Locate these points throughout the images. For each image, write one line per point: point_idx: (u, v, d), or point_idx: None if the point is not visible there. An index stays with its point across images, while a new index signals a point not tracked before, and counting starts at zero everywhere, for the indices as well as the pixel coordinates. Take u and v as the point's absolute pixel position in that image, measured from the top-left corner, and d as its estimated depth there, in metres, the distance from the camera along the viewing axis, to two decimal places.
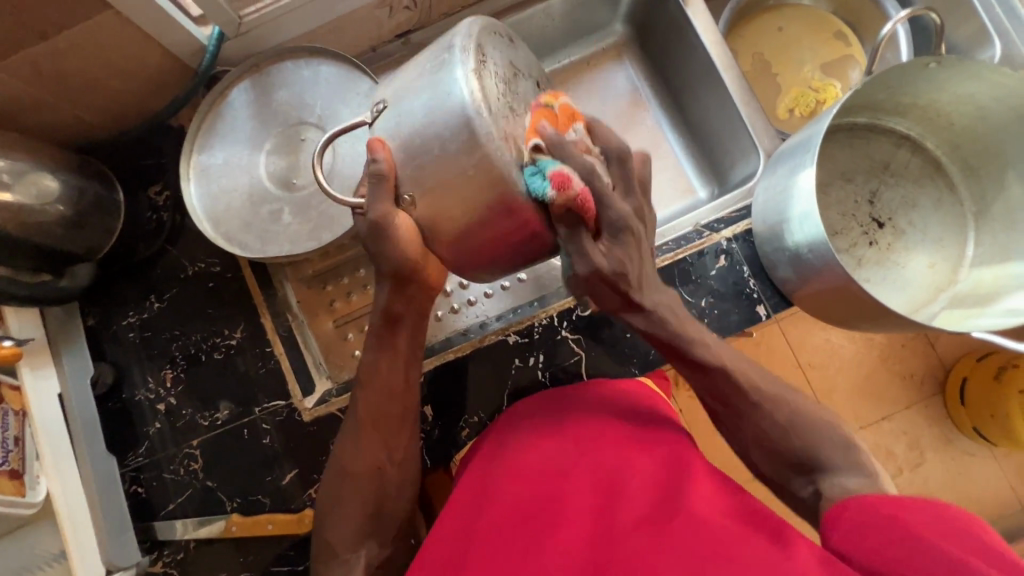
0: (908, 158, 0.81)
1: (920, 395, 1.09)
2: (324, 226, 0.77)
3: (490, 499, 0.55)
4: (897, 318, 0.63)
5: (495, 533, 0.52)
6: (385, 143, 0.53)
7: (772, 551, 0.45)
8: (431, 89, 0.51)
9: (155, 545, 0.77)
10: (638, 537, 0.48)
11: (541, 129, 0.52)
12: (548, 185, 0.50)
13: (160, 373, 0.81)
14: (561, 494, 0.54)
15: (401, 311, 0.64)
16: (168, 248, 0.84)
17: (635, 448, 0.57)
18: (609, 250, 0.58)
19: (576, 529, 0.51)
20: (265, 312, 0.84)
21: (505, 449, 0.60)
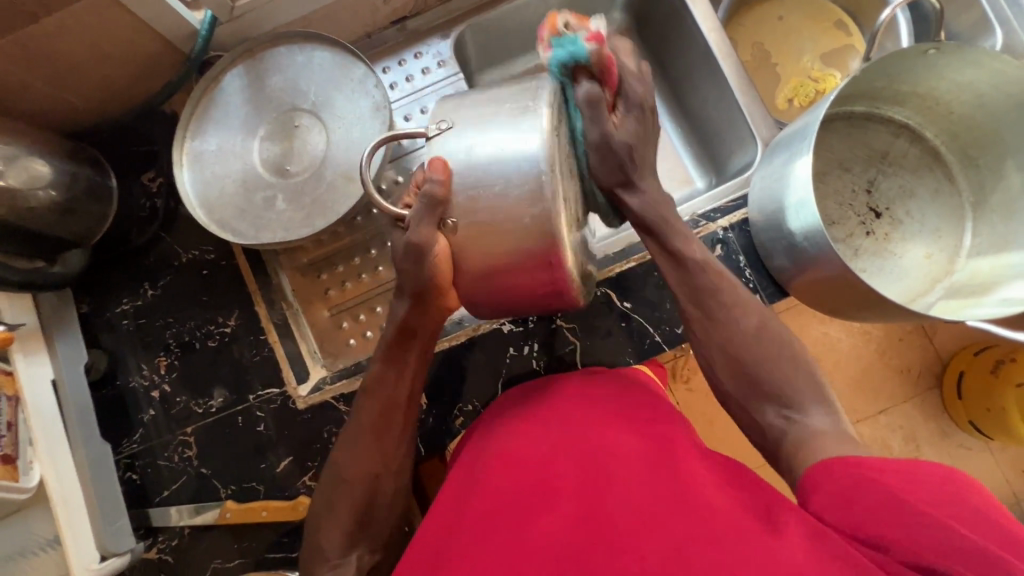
0: (907, 148, 0.81)
1: (916, 388, 1.09)
2: (318, 213, 0.76)
3: (479, 480, 0.55)
4: (891, 306, 0.63)
5: (486, 513, 0.51)
6: (448, 164, 0.53)
7: (763, 532, 0.45)
8: (513, 137, 0.52)
9: (150, 531, 0.78)
10: (628, 517, 0.48)
11: (565, 14, 0.55)
12: (586, 43, 0.55)
13: (154, 361, 0.81)
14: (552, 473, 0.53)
15: (416, 327, 0.64)
16: (161, 234, 0.84)
17: (625, 429, 0.57)
18: (622, 122, 0.62)
19: (566, 507, 0.50)
20: (259, 300, 0.83)
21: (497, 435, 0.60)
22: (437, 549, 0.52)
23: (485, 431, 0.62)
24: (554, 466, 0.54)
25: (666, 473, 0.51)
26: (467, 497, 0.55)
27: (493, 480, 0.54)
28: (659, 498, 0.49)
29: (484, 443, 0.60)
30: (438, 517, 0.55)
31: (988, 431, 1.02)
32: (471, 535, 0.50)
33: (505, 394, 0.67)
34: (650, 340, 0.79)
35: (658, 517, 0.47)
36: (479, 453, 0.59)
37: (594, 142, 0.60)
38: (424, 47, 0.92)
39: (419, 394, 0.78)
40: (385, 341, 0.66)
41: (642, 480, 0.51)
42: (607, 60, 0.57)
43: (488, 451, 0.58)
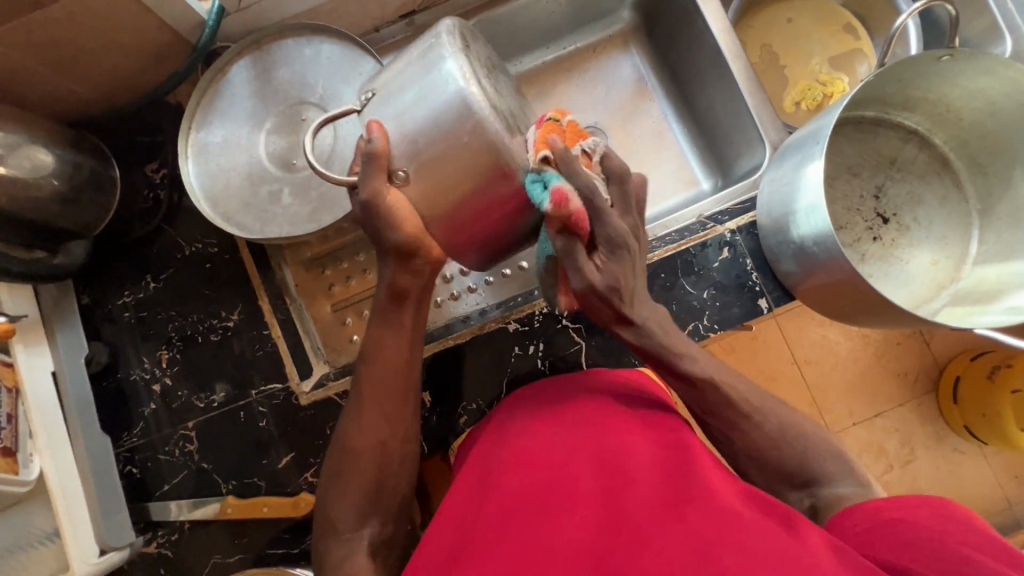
0: (915, 153, 0.81)
1: (914, 394, 1.10)
2: (324, 208, 0.75)
3: (493, 482, 0.55)
4: (900, 312, 0.63)
5: (500, 516, 0.51)
6: (382, 125, 0.55)
7: (783, 534, 0.45)
8: (427, 82, 0.53)
9: (150, 526, 0.77)
10: (646, 516, 0.48)
11: (551, 142, 0.53)
12: (549, 198, 0.53)
13: (156, 354, 0.81)
14: (566, 476, 0.53)
15: (405, 287, 0.63)
16: (164, 227, 0.83)
17: (637, 433, 0.57)
18: (605, 264, 0.59)
19: (582, 511, 0.50)
20: (263, 294, 0.82)
21: (509, 435, 0.60)
22: (453, 549, 0.52)
23: (497, 433, 0.63)
24: (569, 468, 0.54)
25: (680, 475, 0.52)
26: (482, 498, 0.55)
27: (507, 480, 0.54)
28: (676, 497, 0.49)
29: (496, 445, 0.61)
30: (452, 519, 0.55)
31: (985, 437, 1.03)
32: (488, 534, 0.50)
33: (515, 396, 0.67)
34: None
35: (676, 516, 0.47)
36: (491, 455, 0.60)
37: (577, 289, 0.60)
38: None
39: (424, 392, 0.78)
40: (378, 307, 0.66)
41: (658, 482, 0.51)
42: (573, 217, 0.55)
43: (501, 452, 0.58)
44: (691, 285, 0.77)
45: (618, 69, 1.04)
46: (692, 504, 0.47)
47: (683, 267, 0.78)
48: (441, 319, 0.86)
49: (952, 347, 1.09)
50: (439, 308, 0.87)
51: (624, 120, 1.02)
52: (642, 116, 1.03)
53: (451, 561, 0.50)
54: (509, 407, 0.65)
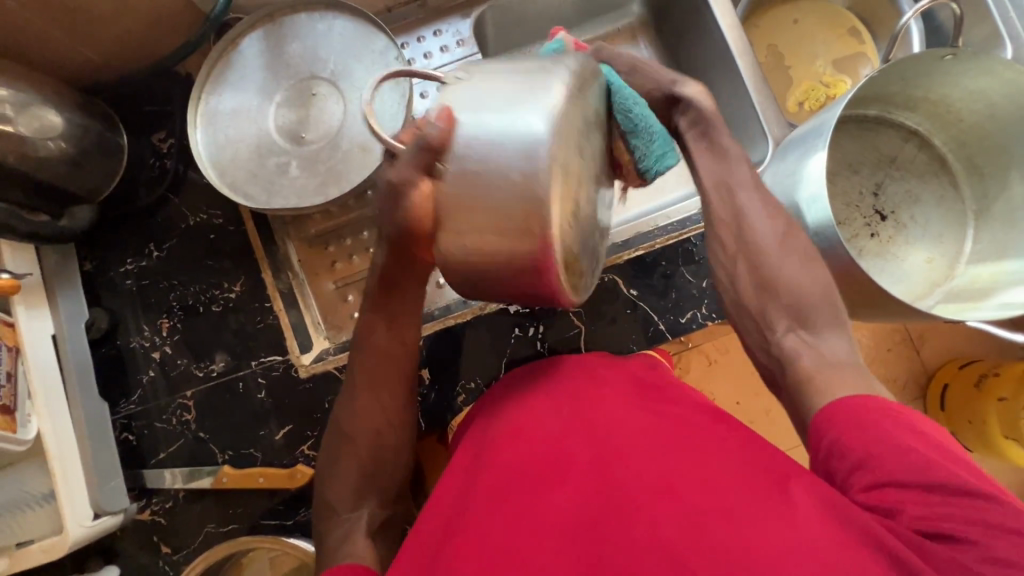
0: (914, 153, 0.82)
1: (901, 396, 1.10)
2: (331, 181, 0.76)
3: (489, 454, 0.56)
4: (895, 304, 0.65)
5: (495, 489, 0.52)
6: (451, 113, 0.46)
7: (772, 502, 0.45)
8: (513, 106, 0.45)
9: (143, 493, 0.77)
10: (639, 487, 0.48)
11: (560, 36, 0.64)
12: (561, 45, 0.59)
13: (157, 323, 0.81)
14: (561, 448, 0.54)
15: (396, 280, 0.62)
16: (169, 196, 0.83)
17: (631, 406, 0.57)
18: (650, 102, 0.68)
19: (575, 481, 0.51)
20: (265, 268, 0.83)
21: (505, 409, 0.61)
22: (449, 519, 0.53)
23: (493, 405, 0.63)
24: (562, 440, 0.54)
25: (673, 447, 0.52)
26: (478, 468, 0.56)
27: (501, 454, 0.55)
28: (667, 467, 0.49)
29: (492, 418, 0.61)
30: (449, 491, 0.57)
31: (971, 444, 1.06)
32: (482, 506, 0.52)
33: (514, 369, 0.68)
34: (654, 328, 0.80)
35: (670, 489, 0.47)
36: (487, 427, 0.61)
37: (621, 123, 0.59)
38: (444, 25, 0.92)
39: (422, 369, 0.79)
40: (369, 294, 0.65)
41: (652, 450, 0.51)
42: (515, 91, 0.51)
43: (499, 424, 0.59)
44: (690, 274, 0.80)
45: None
46: (685, 480, 0.48)
47: (684, 256, 0.81)
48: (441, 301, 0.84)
49: (939, 352, 1.10)
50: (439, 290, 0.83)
51: None
52: None
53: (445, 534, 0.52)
54: (506, 380, 0.65)
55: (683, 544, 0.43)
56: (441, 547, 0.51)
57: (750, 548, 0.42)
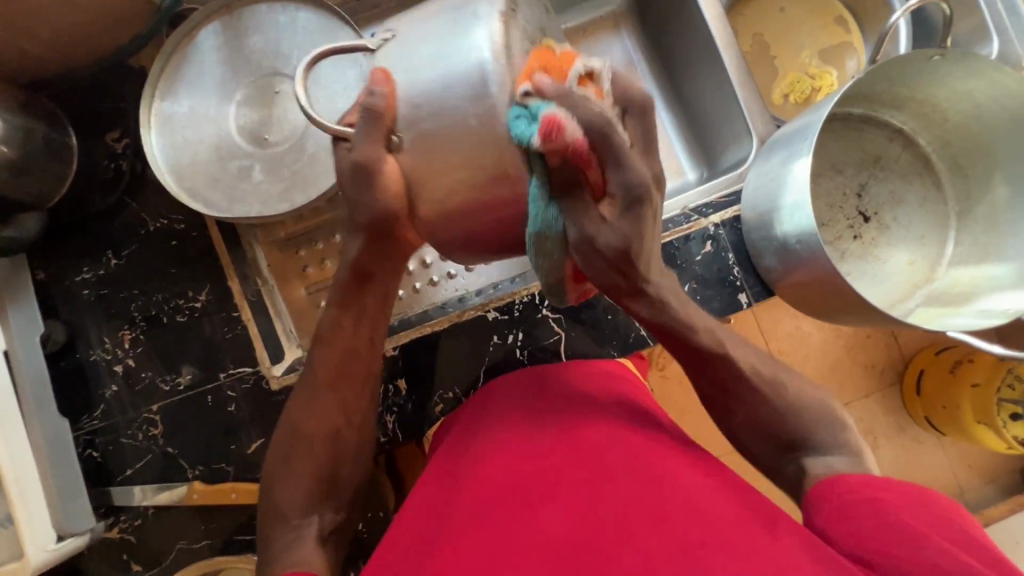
0: (899, 153, 0.80)
1: (880, 385, 1.10)
2: (297, 187, 0.72)
3: (471, 476, 0.53)
4: (874, 313, 0.63)
5: (477, 515, 0.50)
6: (388, 74, 0.47)
7: (762, 535, 0.45)
8: (445, 39, 0.45)
9: (111, 511, 0.75)
10: (627, 514, 0.47)
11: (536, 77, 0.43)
12: (537, 129, 0.42)
13: (118, 334, 0.77)
14: (546, 470, 0.52)
15: (371, 269, 0.59)
16: (127, 200, 0.79)
17: (622, 424, 0.56)
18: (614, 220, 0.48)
19: (562, 506, 0.49)
20: (232, 275, 0.79)
21: (488, 426, 0.58)
22: (426, 535, 0.51)
23: (477, 417, 0.61)
24: (550, 460, 0.52)
25: (662, 468, 0.51)
26: (459, 490, 0.54)
27: (488, 473, 0.53)
28: (655, 493, 0.48)
29: (474, 430, 0.59)
30: (427, 508, 0.54)
31: (943, 428, 1.04)
32: (466, 526, 0.49)
33: (494, 383, 0.66)
34: (635, 333, 0.79)
35: (659, 517, 0.46)
36: (470, 445, 0.58)
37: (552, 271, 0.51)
38: None
39: (398, 379, 0.76)
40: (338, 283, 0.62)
41: (642, 474, 0.50)
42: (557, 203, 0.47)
43: (481, 444, 0.57)
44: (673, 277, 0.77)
45: (608, 52, 1.01)
46: (676, 506, 0.47)
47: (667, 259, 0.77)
48: (419, 305, 0.82)
49: (919, 341, 1.10)
50: (417, 294, 0.83)
51: None
52: None
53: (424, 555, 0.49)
54: (487, 397, 0.63)
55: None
56: (417, 566, 0.49)
57: None
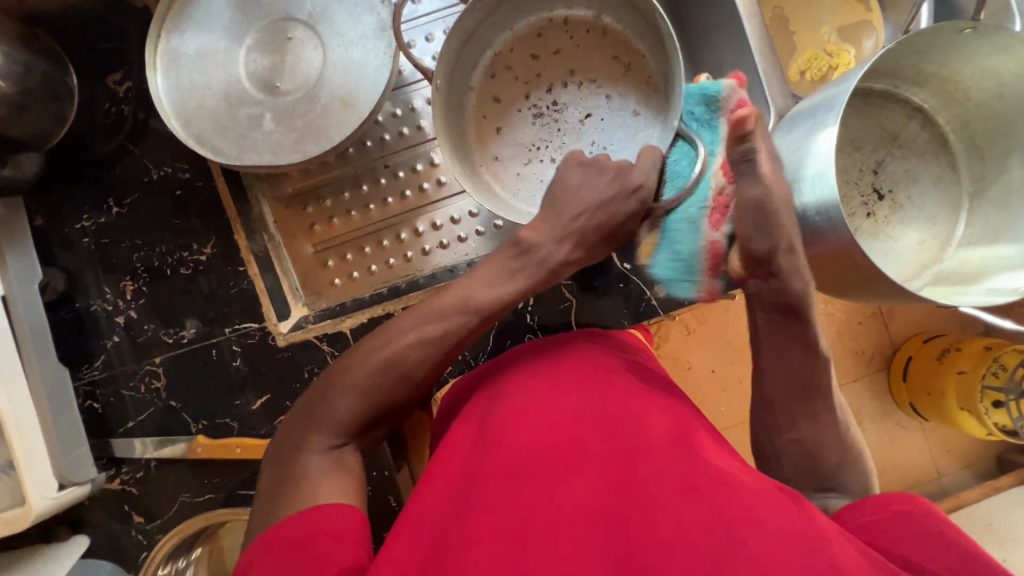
0: (917, 131, 0.80)
1: (867, 370, 1.06)
2: (310, 138, 0.70)
3: (494, 441, 0.51)
4: (885, 286, 0.63)
5: (501, 480, 0.48)
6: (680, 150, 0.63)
7: (791, 509, 0.43)
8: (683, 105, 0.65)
9: (112, 463, 0.74)
10: (655, 482, 0.45)
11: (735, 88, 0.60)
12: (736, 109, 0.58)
13: (119, 285, 0.75)
14: (572, 439, 0.50)
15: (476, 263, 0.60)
16: (129, 146, 0.76)
17: (644, 399, 0.55)
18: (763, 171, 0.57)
19: (589, 475, 0.47)
20: (239, 229, 0.78)
21: (508, 394, 0.57)
22: (451, 504, 0.49)
23: (494, 386, 0.60)
24: (574, 430, 0.51)
25: (688, 443, 0.49)
26: (481, 456, 0.52)
27: (511, 439, 0.51)
28: (684, 463, 0.47)
29: (491, 400, 0.58)
30: (447, 477, 0.52)
31: (926, 412, 1.01)
32: (488, 492, 0.47)
33: (508, 352, 0.65)
34: (646, 303, 0.79)
35: (690, 485, 0.44)
36: (489, 411, 0.56)
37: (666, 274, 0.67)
38: None
39: None
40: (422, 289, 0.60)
41: (669, 448, 0.49)
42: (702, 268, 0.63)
43: (501, 409, 0.55)
44: None
45: None
46: (706, 477, 0.45)
47: None
48: (426, 268, 0.82)
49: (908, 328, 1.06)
50: (424, 256, 0.82)
51: None
52: None
53: (446, 525, 0.47)
54: (504, 366, 0.62)
55: (708, 544, 0.40)
56: (439, 537, 0.47)
57: (779, 552, 0.39)
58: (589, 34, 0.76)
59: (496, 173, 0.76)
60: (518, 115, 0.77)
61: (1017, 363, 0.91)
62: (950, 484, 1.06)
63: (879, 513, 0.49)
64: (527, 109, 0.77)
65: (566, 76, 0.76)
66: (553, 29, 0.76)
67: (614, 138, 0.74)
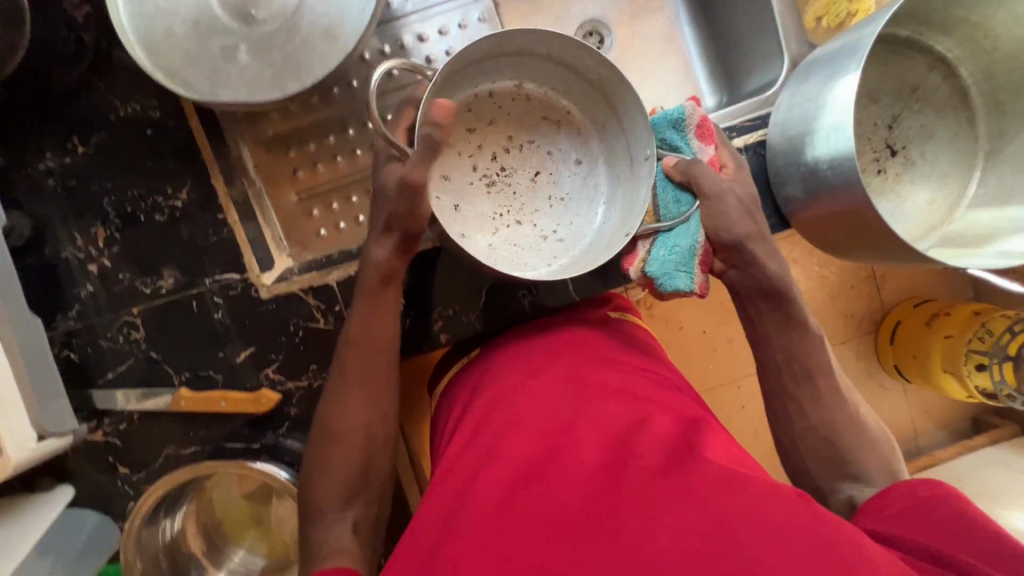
0: (938, 84, 0.76)
1: (857, 332, 1.05)
2: (289, 73, 0.64)
3: (491, 449, 0.51)
4: (892, 246, 0.61)
5: (498, 487, 0.47)
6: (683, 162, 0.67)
7: (800, 506, 0.42)
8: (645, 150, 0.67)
9: (94, 414, 0.72)
10: (653, 486, 0.44)
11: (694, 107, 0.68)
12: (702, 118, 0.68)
13: (90, 232, 0.71)
14: (569, 445, 0.49)
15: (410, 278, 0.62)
16: (92, 79, 0.70)
17: (644, 405, 0.54)
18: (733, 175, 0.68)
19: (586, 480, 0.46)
20: (217, 173, 0.73)
21: (505, 400, 0.57)
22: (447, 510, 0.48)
23: (492, 385, 0.60)
24: (570, 436, 0.50)
25: (687, 446, 0.48)
26: (477, 463, 0.50)
27: (508, 447, 0.50)
28: (678, 467, 0.46)
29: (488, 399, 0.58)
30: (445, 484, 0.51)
31: (911, 376, 1.01)
32: (484, 498, 0.46)
33: (507, 358, 0.64)
34: None
35: (690, 486, 0.43)
36: (487, 418, 0.56)
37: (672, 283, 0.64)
38: None
39: None
40: (366, 288, 0.63)
41: (665, 454, 0.48)
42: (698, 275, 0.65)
43: (498, 416, 0.55)
44: None
45: None
46: (705, 479, 0.44)
47: None
48: None
49: (900, 291, 1.04)
50: None
51: (633, 16, 0.88)
52: (653, 12, 0.89)
53: (438, 532, 0.46)
54: (502, 372, 0.62)
55: (704, 546, 0.39)
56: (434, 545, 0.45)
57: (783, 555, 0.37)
58: (515, 102, 0.71)
59: (474, 249, 0.68)
60: (473, 188, 0.70)
61: (1005, 329, 0.90)
62: (932, 443, 1.07)
63: (910, 501, 0.50)
64: (477, 181, 0.71)
65: (505, 141, 0.72)
66: (483, 102, 0.70)
67: (575, 197, 0.73)
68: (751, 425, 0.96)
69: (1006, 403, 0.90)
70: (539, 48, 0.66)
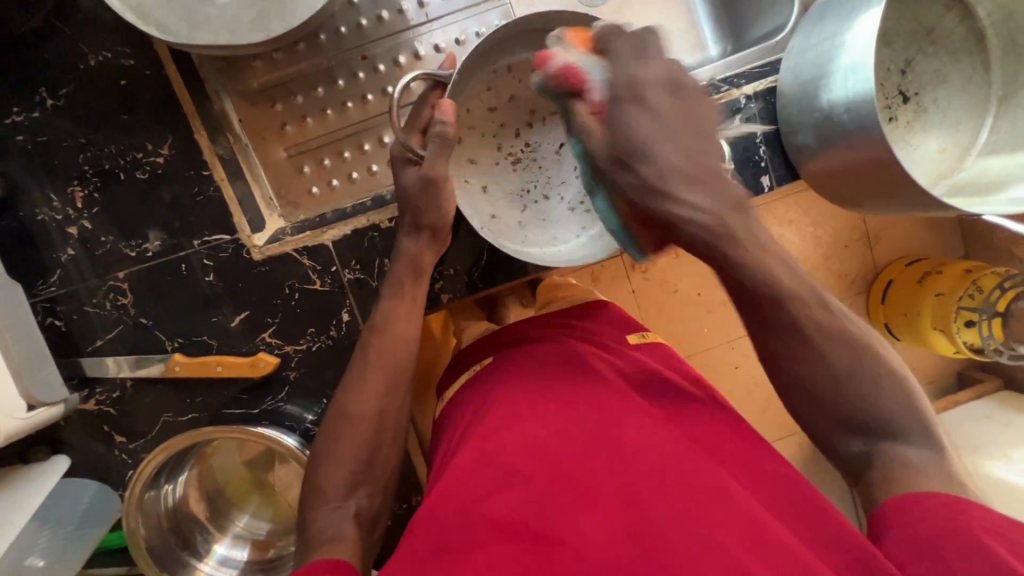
0: (953, 26, 0.73)
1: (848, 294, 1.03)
2: (275, 15, 0.60)
3: (496, 472, 0.45)
4: (904, 191, 0.60)
5: (504, 521, 0.41)
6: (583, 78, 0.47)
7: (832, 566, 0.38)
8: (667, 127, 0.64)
9: (85, 383, 0.70)
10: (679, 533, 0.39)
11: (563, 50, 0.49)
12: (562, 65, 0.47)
13: (68, 192, 0.67)
14: (585, 475, 0.44)
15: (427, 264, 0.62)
16: (57, 24, 0.64)
17: (665, 425, 0.49)
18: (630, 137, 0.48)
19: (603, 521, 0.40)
20: (200, 127, 0.69)
21: (513, 415, 0.51)
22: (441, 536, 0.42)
23: (507, 381, 0.56)
24: (588, 464, 0.45)
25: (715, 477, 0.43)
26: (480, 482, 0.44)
27: (517, 471, 0.44)
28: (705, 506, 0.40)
29: (501, 397, 0.54)
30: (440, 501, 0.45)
31: (901, 334, 1.00)
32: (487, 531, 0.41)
33: (513, 364, 0.58)
34: None
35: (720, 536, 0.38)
36: (491, 431, 0.50)
37: None
38: None
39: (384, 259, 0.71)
40: (394, 275, 0.62)
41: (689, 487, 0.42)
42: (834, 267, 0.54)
43: (505, 431, 0.49)
44: None
45: None
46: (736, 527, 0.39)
47: None
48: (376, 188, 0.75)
49: (892, 251, 1.03)
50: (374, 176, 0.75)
51: None
52: None
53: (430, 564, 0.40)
54: (509, 382, 0.56)
55: None
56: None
57: None
58: None
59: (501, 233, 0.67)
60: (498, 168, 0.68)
61: (995, 286, 0.90)
62: None
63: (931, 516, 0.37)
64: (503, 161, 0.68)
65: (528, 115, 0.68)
66: (502, 78, 0.66)
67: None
68: (750, 382, 0.97)
69: (992, 357, 0.91)
70: (553, 22, 0.61)
